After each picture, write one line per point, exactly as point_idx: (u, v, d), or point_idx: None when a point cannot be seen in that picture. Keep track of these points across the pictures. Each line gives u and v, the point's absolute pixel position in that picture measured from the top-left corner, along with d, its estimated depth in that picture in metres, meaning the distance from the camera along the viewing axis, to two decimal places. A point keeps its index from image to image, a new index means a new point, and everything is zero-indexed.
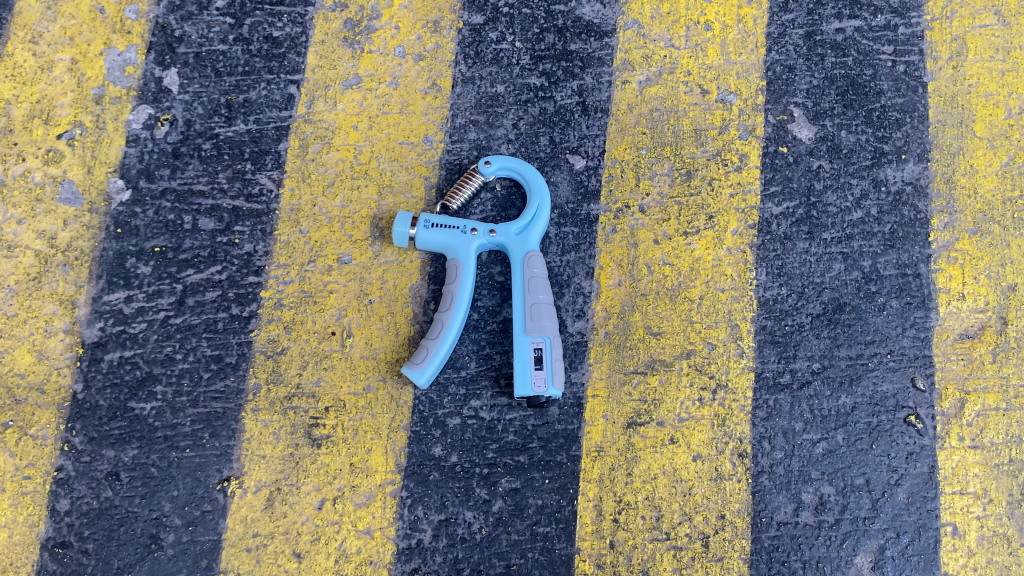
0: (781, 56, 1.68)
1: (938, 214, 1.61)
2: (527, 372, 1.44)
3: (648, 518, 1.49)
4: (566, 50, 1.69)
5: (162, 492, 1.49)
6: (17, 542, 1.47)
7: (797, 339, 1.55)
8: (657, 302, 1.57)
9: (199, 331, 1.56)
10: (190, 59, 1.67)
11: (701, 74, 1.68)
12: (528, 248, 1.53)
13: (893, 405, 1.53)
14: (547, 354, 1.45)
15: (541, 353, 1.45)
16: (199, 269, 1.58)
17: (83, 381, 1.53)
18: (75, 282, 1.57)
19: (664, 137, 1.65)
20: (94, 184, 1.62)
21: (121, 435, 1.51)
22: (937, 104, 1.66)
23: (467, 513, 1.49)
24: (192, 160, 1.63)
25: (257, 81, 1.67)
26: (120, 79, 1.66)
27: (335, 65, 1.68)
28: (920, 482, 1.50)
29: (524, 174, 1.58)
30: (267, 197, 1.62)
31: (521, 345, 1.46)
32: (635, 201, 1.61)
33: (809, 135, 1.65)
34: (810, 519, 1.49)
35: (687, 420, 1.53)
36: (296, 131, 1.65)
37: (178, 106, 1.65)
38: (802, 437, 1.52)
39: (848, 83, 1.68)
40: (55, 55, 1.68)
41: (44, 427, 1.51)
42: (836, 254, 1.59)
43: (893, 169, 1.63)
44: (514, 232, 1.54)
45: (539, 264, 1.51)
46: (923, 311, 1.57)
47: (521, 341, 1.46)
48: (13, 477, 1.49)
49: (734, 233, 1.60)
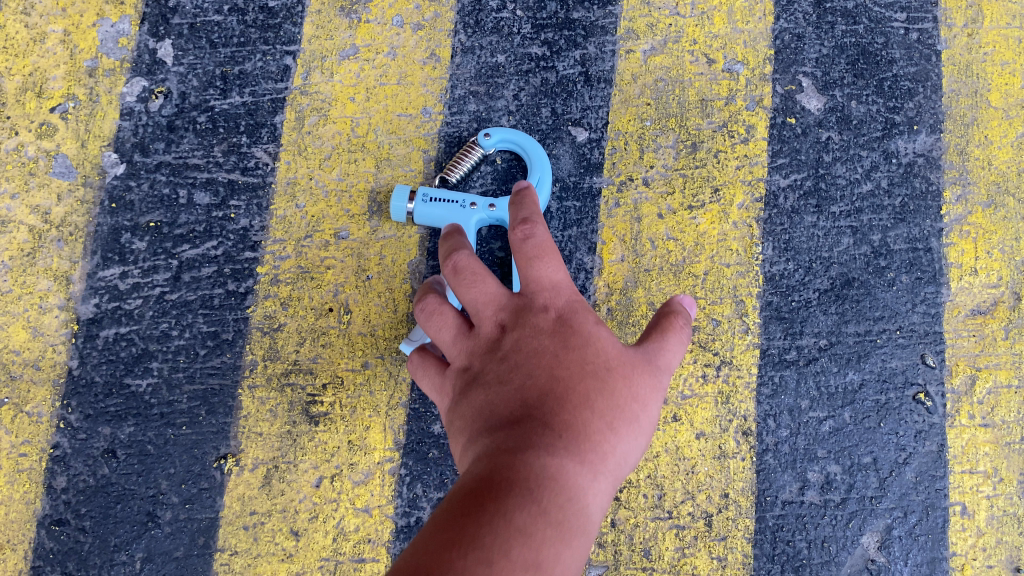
0: (789, 24, 1.63)
1: (950, 187, 1.57)
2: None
3: (650, 496, 1.47)
4: (568, 19, 1.64)
5: (159, 469, 1.48)
6: (14, 519, 1.47)
7: (804, 316, 1.52)
8: (660, 278, 1.54)
9: (194, 307, 1.53)
10: (184, 30, 1.64)
11: (708, 43, 1.63)
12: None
13: (902, 382, 1.49)
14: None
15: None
16: (195, 245, 1.56)
17: (78, 358, 1.51)
18: (70, 258, 1.55)
19: (669, 108, 1.61)
20: (88, 158, 1.59)
21: (118, 412, 1.50)
22: (951, 74, 1.61)
23: None
24: (187, 134, 1.60)
25: (253, 52, 1.63)
26: (113, 50, 1.63)
27: (332, 36, 1.64)
28: (929, 461, 1.47)
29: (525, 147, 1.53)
30: (263, 170, 1.59)
31: None
32: (639, 174, 1.58)
33: (818, 105, 1.60)
34: (816, 498, 1.46)
35: (690, 397, 1.50)
36: (292, 104, 1.62)
37: (172, 78, 1.62)
38: (808, 415, 1.49)
39: (859, 52, 1.63)
40: (48, 27, 1.64)
41: (39, 404, 1.50)
42: (844, 228, 1.55)
43: (904, 141, 1.59)
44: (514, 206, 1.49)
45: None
46: (934, 287, 1.53)
47: None
48: (9, 454, 1.48)
49: (740, 207, 1.56)
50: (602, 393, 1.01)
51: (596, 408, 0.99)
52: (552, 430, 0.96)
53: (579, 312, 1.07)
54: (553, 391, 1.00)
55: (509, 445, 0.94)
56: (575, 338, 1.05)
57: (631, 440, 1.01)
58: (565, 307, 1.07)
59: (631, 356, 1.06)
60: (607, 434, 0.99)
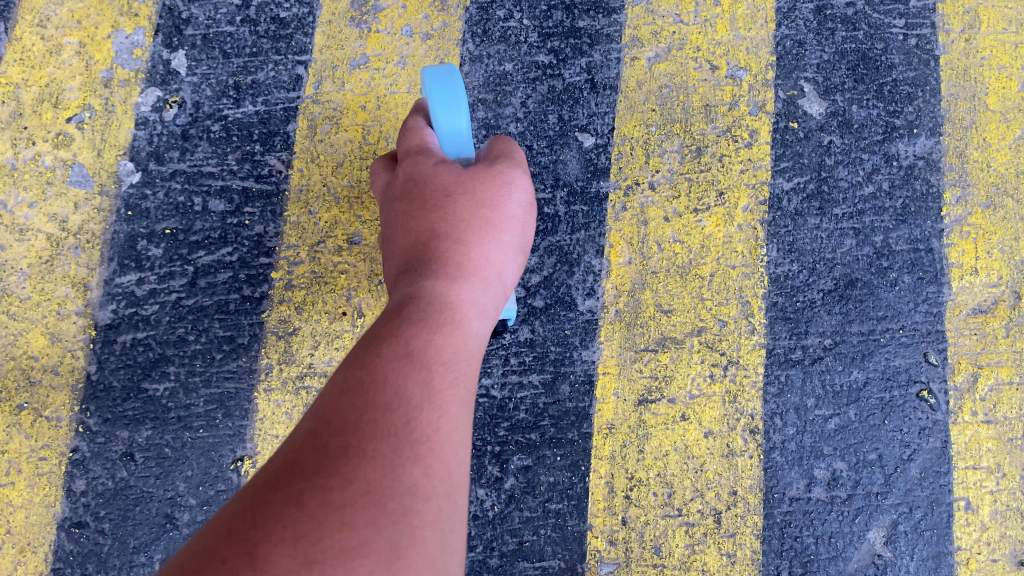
0: (791, 31, 1.67)
1: (950, 188, 1.60)
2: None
3: (660, 494, 1.50)
4: (574, 27, 1.67)
5: (177, 472, 1.51)
6: (34, 522, 1.49)
7: (808, 316, 1.55)
8: (667, 279, 1.57)
9: (210, 312, 1.56)
10: (197, 40, 1.67)
11: (711, 49, 1.66)
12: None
13: (905, 380, 1.52)
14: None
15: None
16: (210, 251, 1.59)
17: (97, 363, 1.54)
18: (87, 265, 1.58)
19: (674, 114, 1.64)
20: (105, 167, 1.62)
21: (136, 416, 1.53)
22: (949, 78, 1.64)
23: (479, 491, 1.51)
24: (201, 142, 1.63)
25: (265, 62, 1.67)
26: (128, 61, 1.66)
27: (342, 45, 1.67)
28: (933, 457, 1.50)
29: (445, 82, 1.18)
30: (277, 178, 1.62)
31: None
32: (645, 178, 1.61)
33: (819, 110, 1.64)
34: (822, 494, 1.49)
35: (698, 397, 1.53)
36: (304, 112, 1.65)
37: (186, 88, 1.65)
38: (814, 413, 1.51)
39: (859, 57, 1.66)
40: (63, 39, 1.68)
41: (59, 409, 1.52)
42: (847, 230, 1.58)
43: (904, 144, 1.62)
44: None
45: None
46: (936, 287, 1.56)
47: None
48: (29, 458, 1.51)
49: (745, 210, 1.59)
50: (450, 212, 1.08)
51: (447, 233, 1.07)
52: (422, 268, 1.04)
53: (423, 161, 1.16)
54: (422, 238, 1.08)
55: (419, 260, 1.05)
56: (422, 182, 1.14)
57: (492, 241, 1.08)
58: (415, 167, 1.17)
59: (480, 171, 1.13)
60: (460, 246, 1.06)
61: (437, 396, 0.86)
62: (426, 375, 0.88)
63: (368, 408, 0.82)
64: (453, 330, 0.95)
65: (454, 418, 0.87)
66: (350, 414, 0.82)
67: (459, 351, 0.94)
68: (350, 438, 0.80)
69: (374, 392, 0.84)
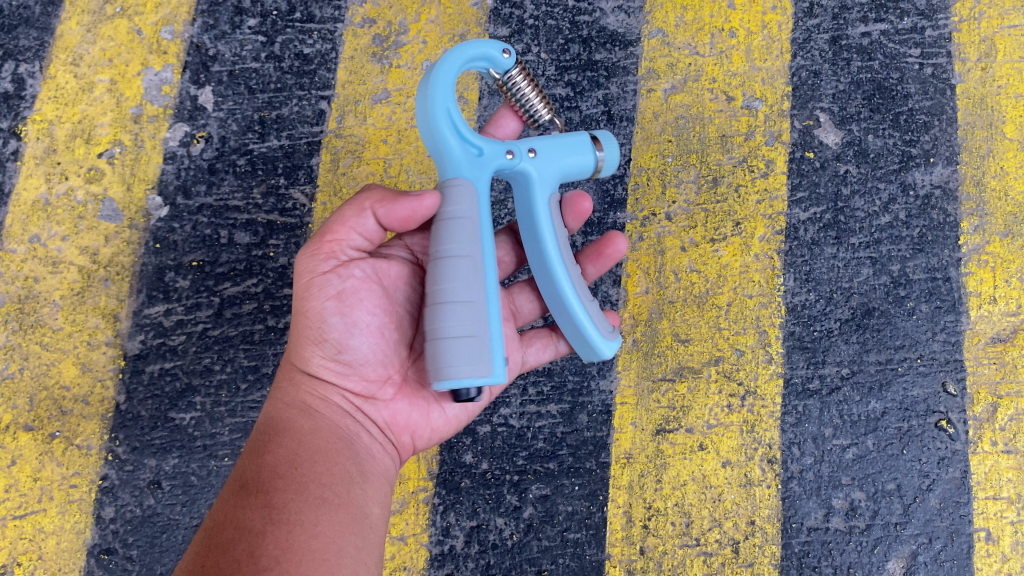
0: (806, 61, 1.68)
1: (968, 217, 1.60)
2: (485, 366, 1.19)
3: (678, 524, 1.51)
4: (591, 60, 1.70)
5: (202, 499, 1.54)
6: (65, 548, 1.53)
7: (825, 345, 1.55)
8: (684, 309, 1.59)
9: (236, 342, 1.60)
10: (224, 77, 1.72)
11: (727, 81, 1.68)
12: (538, 166, 1.30)
13: (924, 410, 1.52)
14: (462, 330, 1.15)
15: (449, 338, 1.14)
16: (236, 283, 1.63)
17: (126, 393, 1.58)
18: (117, 297, 1.63)
19: (690, 145, 1.66)
20: (134, 201, 1.67)
21: (162, 445, 1.56)
22: (966, 107, 1.65)
23: (498, 520, 1.52)
24: (227, 176, 1.68)
25: (289, 97, 1.71)
26: (157, 98, 1.71)
27: (364, 80, 1.71)
28: (952, 487, 1.50)
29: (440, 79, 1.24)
30: (301, 211, 1.66)
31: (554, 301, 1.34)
32: (662, 209, 1.63)
33: (835, 140, 1.65)
34: (841, 524, 1.49)
35: (716, 426, 1.54)
36: (327, 146, 1.69)
37: (213, 123, 1.70)
38: (831, 443, 1.52)
39: (875, 87, 1.67)
40: (95, 77, 1.73)
41: (89, 437, 1.57)
42: (863, 259, 1.59)
43: (921, 173, 1.62)
44: (484, 152, 1.27)
45: (468, 199, 1.24)
46: (954, 315, 1.56)
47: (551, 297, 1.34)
48: (60, 485, 1.54)
49: (761, 239, 1.60)
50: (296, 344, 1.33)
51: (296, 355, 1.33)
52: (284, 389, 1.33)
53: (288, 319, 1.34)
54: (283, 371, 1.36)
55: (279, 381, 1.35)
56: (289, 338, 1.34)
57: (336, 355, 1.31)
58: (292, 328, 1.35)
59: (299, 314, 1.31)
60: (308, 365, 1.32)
61: (286, 502, 1.17)
62: (274, 495, 1.17)
63: (236, 518, 1.16)
64: (263, 461, 1.22)
65: (306, 519, 1.16)
66: (216, 541, 1.14)
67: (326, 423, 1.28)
68: (227, 547, 1.12)
69: (246, 497, 1.18)
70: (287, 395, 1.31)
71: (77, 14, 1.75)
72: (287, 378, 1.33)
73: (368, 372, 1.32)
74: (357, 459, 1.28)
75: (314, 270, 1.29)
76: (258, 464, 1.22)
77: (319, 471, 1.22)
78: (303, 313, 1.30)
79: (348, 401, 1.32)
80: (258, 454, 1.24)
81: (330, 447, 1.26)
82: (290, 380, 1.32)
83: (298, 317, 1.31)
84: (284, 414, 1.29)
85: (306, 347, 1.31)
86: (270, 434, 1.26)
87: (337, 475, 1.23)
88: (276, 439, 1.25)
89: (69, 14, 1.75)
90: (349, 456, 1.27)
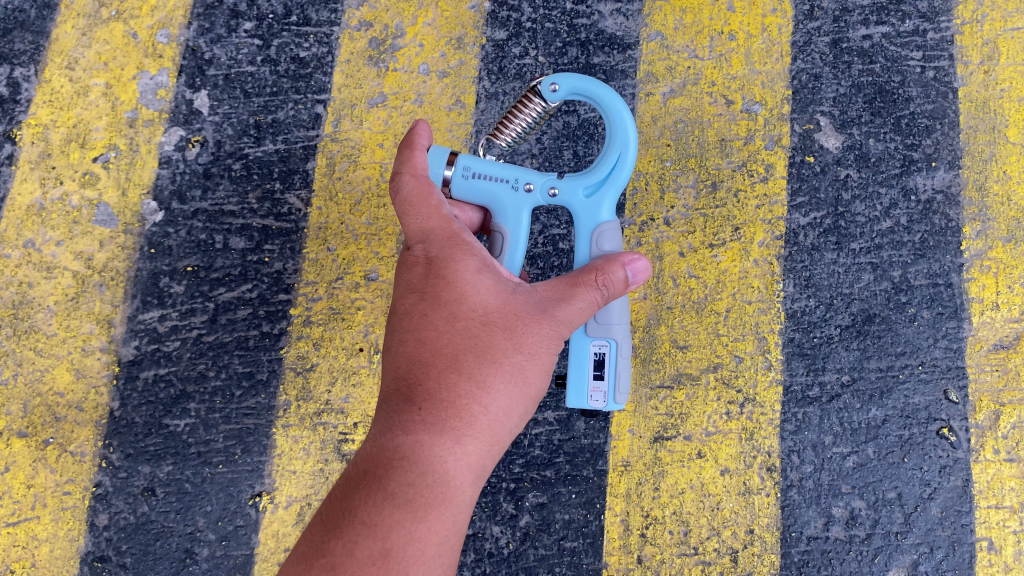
0: (806, 65, 1.66)
1: (970, 222, 1.58)
2: (584, 383, 1.26)
3: (675, 532, 1.50)
4: (589, 64, 1.69)
5: (196, 507, 1.54)
6: (58, 555, 1.52)
7: (825, 352, 1.54)
8: (682, 315, 1.57)
9: (230, 348, 1.59)
10: (219, 80, 1.71)
11: (726, 84, 1.66)
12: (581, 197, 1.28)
13: (925, 417, 1.51)
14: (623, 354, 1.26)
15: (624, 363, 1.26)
16: (231, 288, 1.62)
17: (120, 400, 1.57)
18: (111, 302, 1.62)
19: (689, 149, 1.64)
20: (129, 206, 1.66)
21: (156, 451, 1.55)
22: (968, 111, 1.63)
23: (494, 528, 1.51)
24: (222, 181, 1.66)
25: (285, 101, 1.70)
26: (152, 102, 1.70)
27: (361, 84, 1.70)
28: (954, 496, 1.48)
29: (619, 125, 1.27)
30: (296, 216, 1.65)
31: (581, 346, 1.27)
32: (660, 214, 1.61)
33: (836, 144, 1.63)
34: (840, 533, 1.48)
35: (714, 434, 1.52)
36: (323, 150, 1.68)
37: (208, 127, 1.68)
38: (831, 451, 1.50)
39: (876, 91, 1.65)
40: (90, 80, 1.71)
41: (83, 444, 1.56)
42: (864, 265, 1.57)
43: (922, 177, 1.60)
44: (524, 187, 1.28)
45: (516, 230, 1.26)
46: (956, 322, 1.54)
47: (581, 342, 1.27)
48: (53, 492, 1.53)
49: (761, 244, 1.59)
50: None
51: None
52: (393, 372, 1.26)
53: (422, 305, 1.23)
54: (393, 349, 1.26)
55: (399, 422, 1.19)
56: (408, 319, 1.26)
57: None
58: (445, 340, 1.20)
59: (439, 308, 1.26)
60: None
61: (408, 563, 1.13)
62: (426, 544, 1.14)
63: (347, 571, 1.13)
64: (394, 520, 1.14)
65: (433, 558, 1.14)
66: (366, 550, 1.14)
67: None
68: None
69: (363, 540, 1.14)
70: (474, 454, 1.18)
71: (73, 18, 1.74)
72: (450, 431, 1.17)
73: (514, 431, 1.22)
74: (470, 501, 1.20)
75: (495, 288, 1.20)
76: (409, 533, 1.13)
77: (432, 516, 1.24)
78: (451, 334, 1.20)
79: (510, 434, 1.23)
80: (413, 516, 1.14)
81: None
82: (490, 436, 1.19)
83: (471, 349, 1.18)
84: (457, 472, 1.17)
85: (522, 402, 1.20)
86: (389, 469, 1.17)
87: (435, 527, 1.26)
88: (448, 502, 1.16)
89: (65, 18, 1.74)
90: None
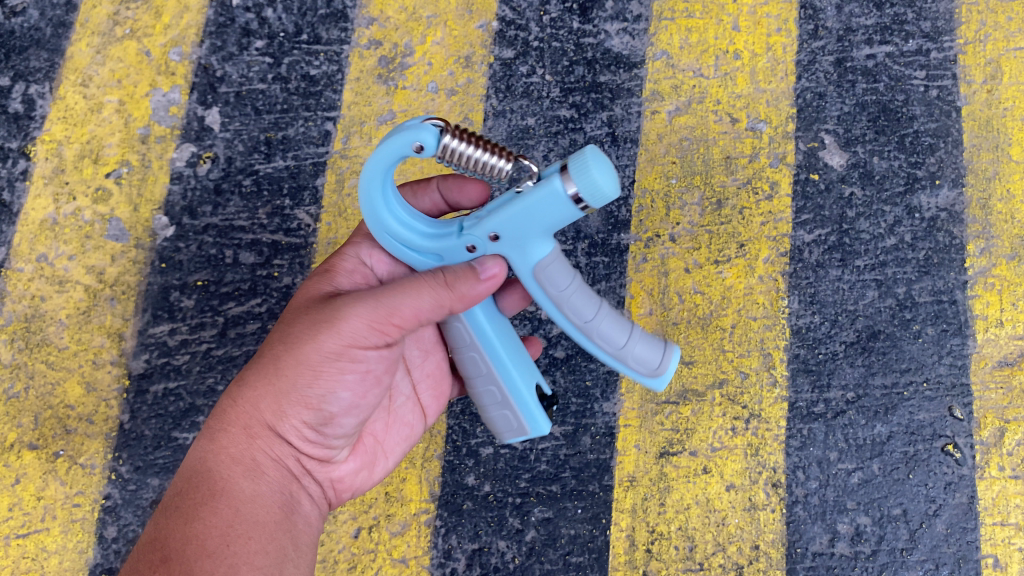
0: (811, 83, 1.68)
1: (974, 240, 1.59)
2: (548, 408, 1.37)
3: (681, 548, 1.50)
4: (596, 82, 1.71)
5: None
6: (67, 568, 1.53)
7: (831, 368, 1.55)
8: (688, 330, 1.58)
9: (240, 362, 1.61)
10: (230, 98, 1.73)
11: (731, 103, 1.68)
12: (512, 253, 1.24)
13: (930, 434, 1.51)
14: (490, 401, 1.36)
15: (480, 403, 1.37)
16: (240, 302, 1.64)
17: (130, 412, 1.59)
18: (123, 316, 1.64)
19: (694, 166, 1.66)
20: (141, 221, 1.68)
21: (165, 464, 1.57)
22: (971, 129, 1.64)
23: (500, 542, 1.52)
24: (233, 197, 1.69)
25: (295, 118, 1.72)
26: (164, 118, 1.72)
27: (370, 101, 1.72)
28: (959, 513, 1.48)
29: (368, 201, 1.20)
30: (305, 232, 1.67)
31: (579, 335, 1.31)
32: (666, 230, 1.63)
33: (840, 162, 1.64)
34: (846, 550, 1.48)
35: (719, 449, 1.53)
36: (332, 167, 1.70)
37: (219, 144, 1.71)
38: (836, 467, 1.51)
39: (880, 109, 1.67)
40: (104, 97, 1.74)
41: (93, 456, 1.57)
42: (868, 282, 1.58)
43: (926, 196, 1.62)
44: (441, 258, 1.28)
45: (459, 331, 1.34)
46: (960, 338, 1.55)
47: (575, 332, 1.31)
48: (63, 504, 1.55)
49: (766, 261, 1.60)
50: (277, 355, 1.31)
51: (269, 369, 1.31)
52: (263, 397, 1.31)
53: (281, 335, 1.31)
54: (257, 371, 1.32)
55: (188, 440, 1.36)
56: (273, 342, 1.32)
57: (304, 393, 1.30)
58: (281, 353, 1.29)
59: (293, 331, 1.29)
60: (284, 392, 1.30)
61: (191, 561, 1.20)
62: (205, 541, 1.22)
63: None
64: (166, 527, 1.24)
65: (222, 553, 1.22)
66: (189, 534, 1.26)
67: (275, 469, 1.31)
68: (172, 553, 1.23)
69: (146, 553, 1.22)
70: (237, 445, 1.30)
71: (87, 36, 1.77)
72: (207, 432, 1.32)
73: (334, 439, 1.35)
74: (215, 523, 1.24)
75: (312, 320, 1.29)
76: (182, 534, 1.22)
77: (253, 549, 1.24)
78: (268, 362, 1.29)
79: (301, 442, 1.33)
80: (185, 519, 1.24)
81: (270, 516, 1.29)
82: (245, 429, 1.31)
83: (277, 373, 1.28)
84: (226, 470, 1.29)
85: (282, 400, 1.29)
86: (194, 486, 1.27)
87: (271, 552, 1.26)
88: (217, 499, 1.26)
89: (80, 36, 1.77)
90: (286, 530, 1.30)
